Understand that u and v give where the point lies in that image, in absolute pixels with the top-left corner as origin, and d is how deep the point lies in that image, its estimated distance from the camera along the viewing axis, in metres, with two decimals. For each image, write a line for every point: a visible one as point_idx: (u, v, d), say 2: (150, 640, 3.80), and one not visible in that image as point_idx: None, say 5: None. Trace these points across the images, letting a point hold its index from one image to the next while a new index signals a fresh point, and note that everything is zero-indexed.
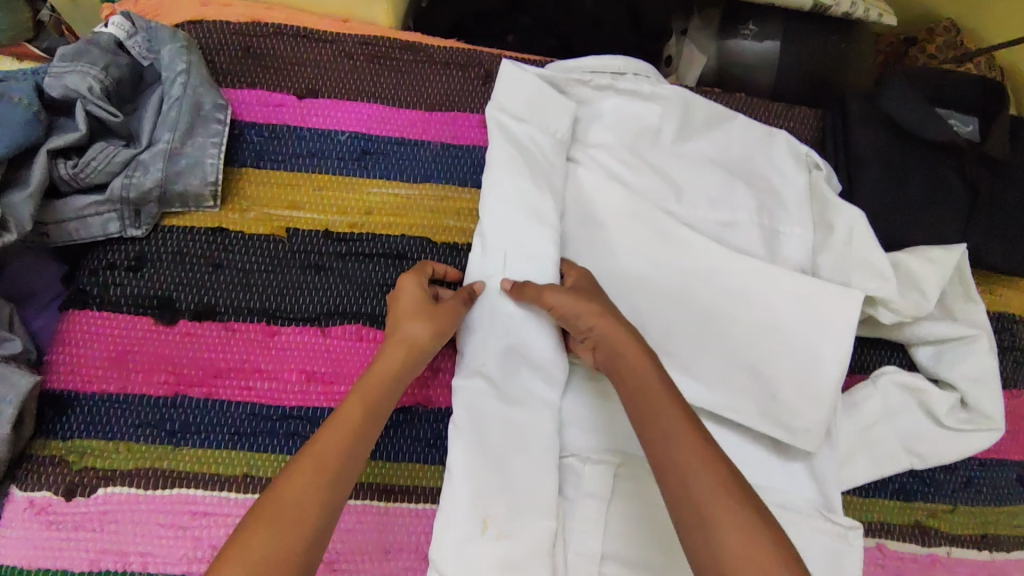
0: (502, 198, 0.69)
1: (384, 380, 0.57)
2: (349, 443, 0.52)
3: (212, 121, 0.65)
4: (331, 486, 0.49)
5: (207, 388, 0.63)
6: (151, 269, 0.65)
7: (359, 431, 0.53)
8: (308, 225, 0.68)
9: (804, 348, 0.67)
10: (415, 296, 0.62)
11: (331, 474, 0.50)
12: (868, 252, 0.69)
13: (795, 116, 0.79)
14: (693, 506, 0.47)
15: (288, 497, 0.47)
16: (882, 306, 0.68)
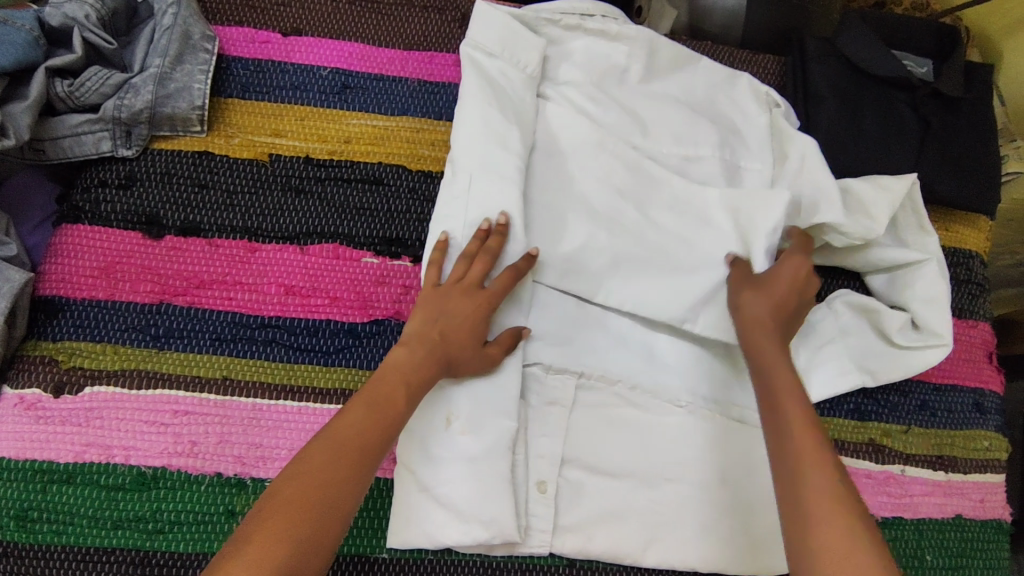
0: (474, 120, 0.71)
1: (417, 370, 0.58)
2: (379, 426, 0.53)
3: (200, 50, 0.70)
4: (359, 471, 0.51)
5: (190, 297, 0.66)
6: (140, 188, 0.69)
7: (389, 418, 0.54)
8: (290, 152, 0.72)
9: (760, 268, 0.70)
10: (479, 305, 0.62)
11: (360, 463, 0.51)
12: (820, 177, 0.71)
13: (758, 62, 0.83)
14: (800, 486, 0.50)
15: (319, 484, 0.49)
16: (832, 231, 0.71)
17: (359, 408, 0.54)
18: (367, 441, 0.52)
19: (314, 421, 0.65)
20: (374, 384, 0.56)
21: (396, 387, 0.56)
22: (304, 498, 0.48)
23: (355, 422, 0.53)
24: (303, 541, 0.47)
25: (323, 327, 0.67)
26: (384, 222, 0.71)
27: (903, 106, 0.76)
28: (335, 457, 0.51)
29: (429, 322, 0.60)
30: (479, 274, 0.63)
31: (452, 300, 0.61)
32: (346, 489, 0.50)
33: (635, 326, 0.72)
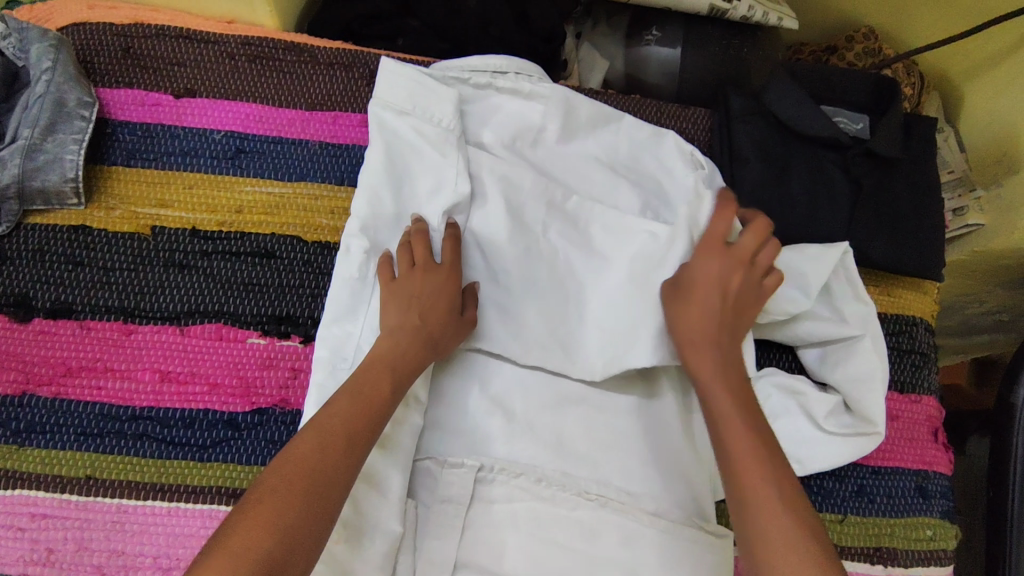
0: (374, 194, 0.67)
1: (405, 356, 0.58)
2: (369, 411, 0.54)
3: (76, 118, 0.65)
4: (351, 452, 0.51)
5: (56, 387, 0.62)
6: (9, 266, 0.64)
7: (378, 403, 0.55)
8: (175, 223, 0.68)
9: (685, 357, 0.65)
10: (445, 277, 0.62)
11: (352, 446, 0.51)
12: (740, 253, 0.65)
13: (688, 116, 0.79)
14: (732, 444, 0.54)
15: (315, 466, 0.49)
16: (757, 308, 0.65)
17: (345, 399, 0.54)
18: (357, 428, 0.52)
19: (184, 523, 0.60)
20: (363, 375, 0.56)
21: (383, 377, 0.57)
22: (294, 478, 0.48)
23: (345, 410, 0.53)
24: (295, 525, 0.46)
25: (200, 418, 0.62)
26: (272, 299, 0.66)
27: (834, 167, 0.71)
28: (324, 445, 0.50)
29: (405, 307, 0.60)
30: (428, 253, 0.63)
31: (420, 282, 0.62)
32: (338, 474, 0.50)
33: (544, 410, 0.65)
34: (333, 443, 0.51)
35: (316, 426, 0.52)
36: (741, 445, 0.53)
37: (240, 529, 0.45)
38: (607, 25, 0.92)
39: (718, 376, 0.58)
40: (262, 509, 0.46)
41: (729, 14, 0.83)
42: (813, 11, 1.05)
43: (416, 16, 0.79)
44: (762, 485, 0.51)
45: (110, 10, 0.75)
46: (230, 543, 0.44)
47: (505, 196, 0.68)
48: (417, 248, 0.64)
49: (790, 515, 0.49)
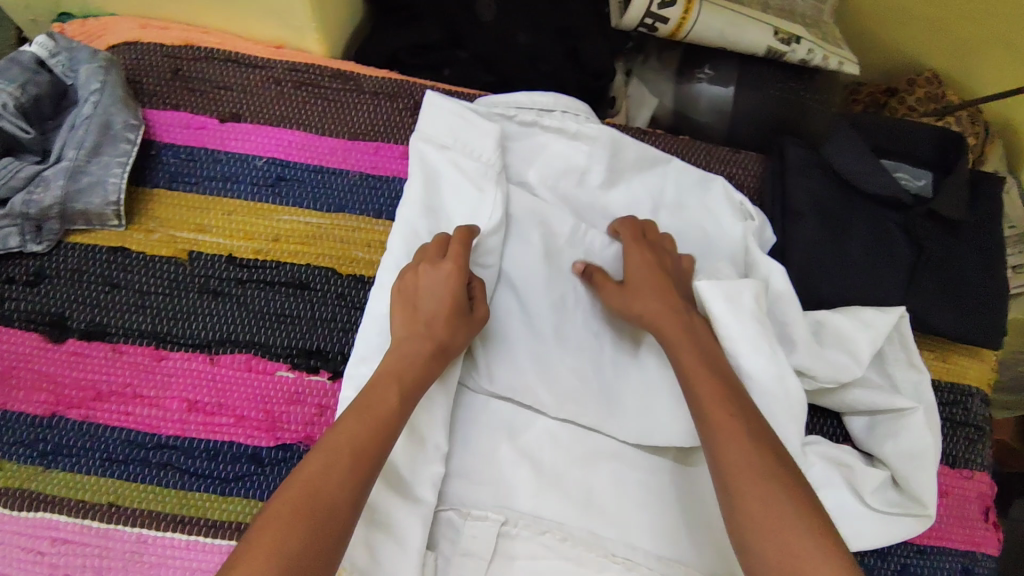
0: (411, 231, 0.65)
1: (414, 365, 0.56)
2: (377, 429, 0.50)
3: (121, 140, 0.66)
4: (359, 474, 0.48)
5: (85, 410, 0.62)
6: (48, 285, 0.64)
7: (387, 421, 0.51)
8: (212, 249, 0.67)
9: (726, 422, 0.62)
10: (452, 271, 0.59)
11: (360, 466, 0.48)
12: (789, 314, 0.62)
13: (738, 162, 0.76)
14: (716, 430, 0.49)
15: (321, 490, 0.46)
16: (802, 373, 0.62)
17: (350, 417, 0.50)
18: (365, 449, 0.49)
19: (200, 557, 0.58)
20: (369, 390, 0.53)
21: (388, 389, 0.53)
22: (300, 505, 0.45)
23: (354, 430, 0.49)
24: (300, 555, 0.43)
25: (224, 451, 0.61)
26: (303, 332, 0.65)
27: (892, 226, 0.67)
28: (329, 467, 0.47)
29: (411, 312, 0.58)
30: (437, 251, 0.61)
31: (425, 282, 0.59)
32: (344, 498, 0.46)
33: (574, 463, 0.63)
34: (340, 465, 0.47)
35: (322, 448, 0.48)
36: (708, 398, 0.51)
37: (242, 562, 0.42)
38: (658, 61, 0.90)
39: (690, 349, 0.56)
40: (265, 539, 0.43)
41: (787, 56, 0.80)
42: (873, 52, 1.01)
43: (464, 48, 0.77)
44: (739, 450, 0.48)
45: (162, 31, 0.75)
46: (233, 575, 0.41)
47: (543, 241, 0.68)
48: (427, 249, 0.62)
49: (775, 485, 0.46)
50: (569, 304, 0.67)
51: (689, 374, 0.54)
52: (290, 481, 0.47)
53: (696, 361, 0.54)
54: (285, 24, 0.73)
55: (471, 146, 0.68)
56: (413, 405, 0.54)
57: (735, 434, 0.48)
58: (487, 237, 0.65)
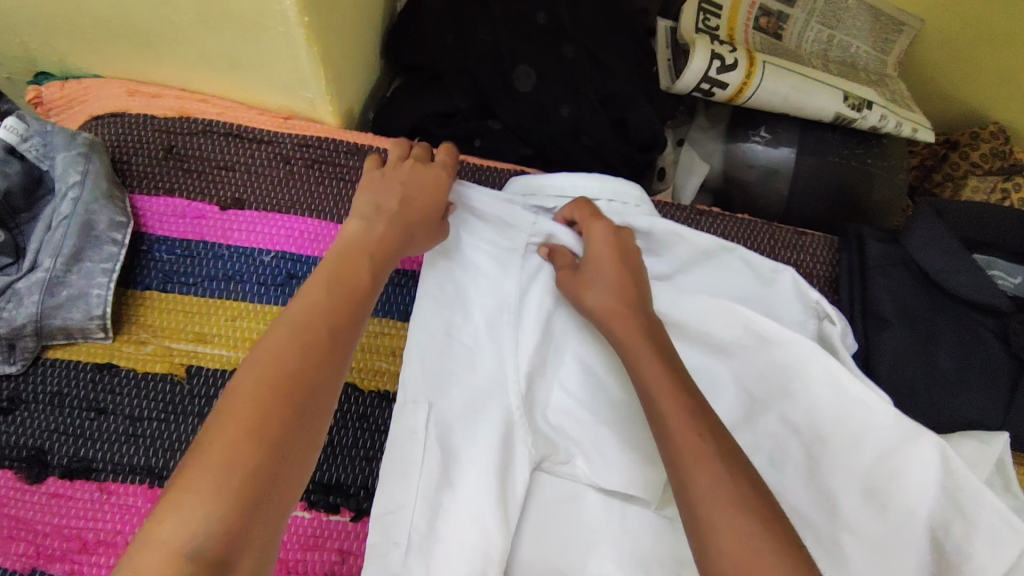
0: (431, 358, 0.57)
1: (382, 242, 0.50)
2: (345, 299, 0.45)
3: (105, 242, 0.57)
4: (331, 355, 0.42)
5: (69, 564, 0.53)
6: (24, 413, 0.56)
7: (354, 291, 0.46)
8: (214, 363, 0.58)
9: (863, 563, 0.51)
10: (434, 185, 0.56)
11: (333, 340, 0.42)
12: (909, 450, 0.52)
13: (805, 245, 0.68)
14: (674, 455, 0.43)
15: (287, 370, 0.39)
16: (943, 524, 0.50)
17: (319, 289, 0.44)
18: (335, 323, 0.43)
19: None
20: (338, 260, 0.48)
21: (360, 266, 0.48)
22: (268, 394, 0.38)
23: (321, 302, 0.44)
24: (279, 439, 0.37)
25: None
26: (320, 463, 0.57)
27: (992, 338, 0.59)
28: (303, 349, 0.41)
29: (391, 193, 0.54)
30: (420, 155, 0.58)
31: (401, 180, 0.55)
32: (325, 379, 0.41)
33: None
34: (306, 339, 0.41)
35: (280, 327, 0.42)
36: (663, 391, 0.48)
37: (209, 447, 0.35)
38: (706, 118, 0.82)
39: (652, 353, 0.51)
40: (229, 428, 0.36)
41: (857, 123, 0.72)
42: (931, 100, 0.93)
43: (497, 117, 0.68)
44: (702, 468, 0.42)
45: (153, 99, 0.66)
46: (203, 464, 0.35)
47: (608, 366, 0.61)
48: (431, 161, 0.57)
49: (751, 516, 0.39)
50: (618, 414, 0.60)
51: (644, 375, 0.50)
52: (243, 369, 0.39)
53: (659, 361, 0.50)
54: (294, 94, 0.64)
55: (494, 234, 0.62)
56: (382, 284, 0.50)
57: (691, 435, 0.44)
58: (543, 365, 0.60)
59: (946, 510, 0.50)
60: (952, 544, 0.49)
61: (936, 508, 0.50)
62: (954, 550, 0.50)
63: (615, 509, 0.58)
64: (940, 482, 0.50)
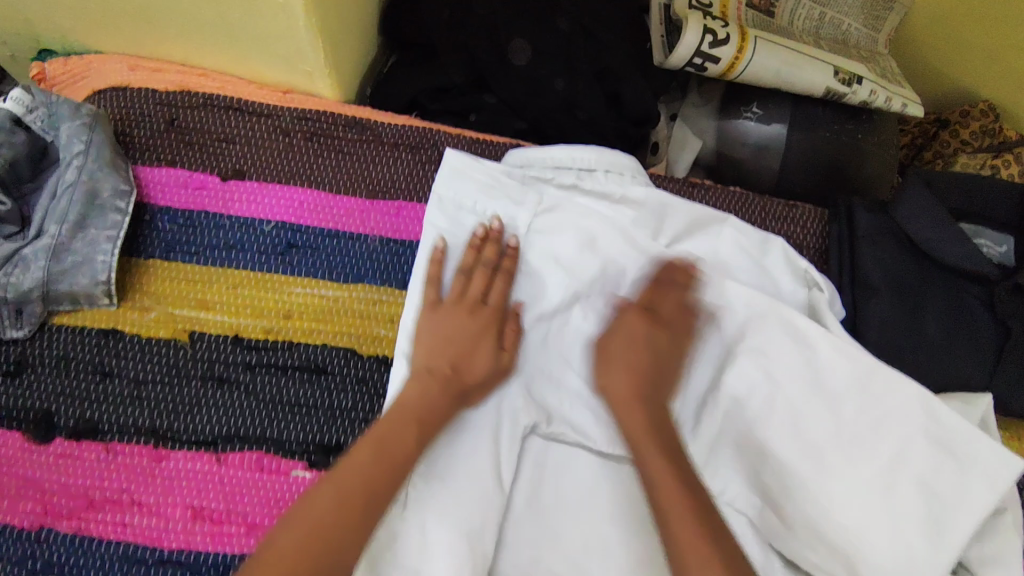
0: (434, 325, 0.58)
1: (429, 407, 0.54)
2: (390, 478, 0.49)
3: (110, 211, 0.58)
4: (368, 514, 0.47)
5: (78, 520, 0.55)
6: (30, 375, 0.57)
7: (399, 459, 0.50)
8: (216, 329, 0.60)
9: (852, 513, 0.54)
10: (482, 320, 0.59)
11: (371, 498, 0.48)
12: (896, 403, 0.54)
13: (795, 218, 0.69)
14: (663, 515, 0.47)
15: (324, 525, 0.45)
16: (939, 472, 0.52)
17: (366, 451, 0.50)
18: (379, 480, 0.49)
19: None
20: (383, 427, 0.52)
21: (407, 432, 0.52)
22: (307, 543, 0.44)
23: (364, 465, 0.49)
24: None
25: (236, 566, 0.54)
26: (321, 425, 0.59)
27: (977, 305, 0.61)
28: (341, 503, 0.47)
29: (436, 350, 0.57)
30: (478, 290, 0.59)
31: (449, 321, 0.58)
32: (346, 538, 0.45)
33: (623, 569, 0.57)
34: (347, 499, 0.47)
35: (331, 478, 0.48)
36: (658, 466, 0.50)
37: None
38: (699, 95, 0.83)
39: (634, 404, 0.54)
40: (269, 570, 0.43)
41: (847, 98, 0.73)
42: (924, 79, 0.94)
43: (493, 92, 0.70)
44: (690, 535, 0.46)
45: (155, 74, 0.67)
46: None
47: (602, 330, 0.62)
48: (473, 281, 0.59)
49: None
50: None
51: (643, 453, 0.51)
52: (292, 518, 0.46)
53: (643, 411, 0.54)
54: (294, 69, 0.66)
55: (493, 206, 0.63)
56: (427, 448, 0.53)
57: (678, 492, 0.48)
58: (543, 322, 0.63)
59: (937, 458, 0.53)
60: (941, 492, 0.52)
61: (925, 454, 0.53)
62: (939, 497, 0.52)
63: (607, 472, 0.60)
64: (924, 431, 0.53)
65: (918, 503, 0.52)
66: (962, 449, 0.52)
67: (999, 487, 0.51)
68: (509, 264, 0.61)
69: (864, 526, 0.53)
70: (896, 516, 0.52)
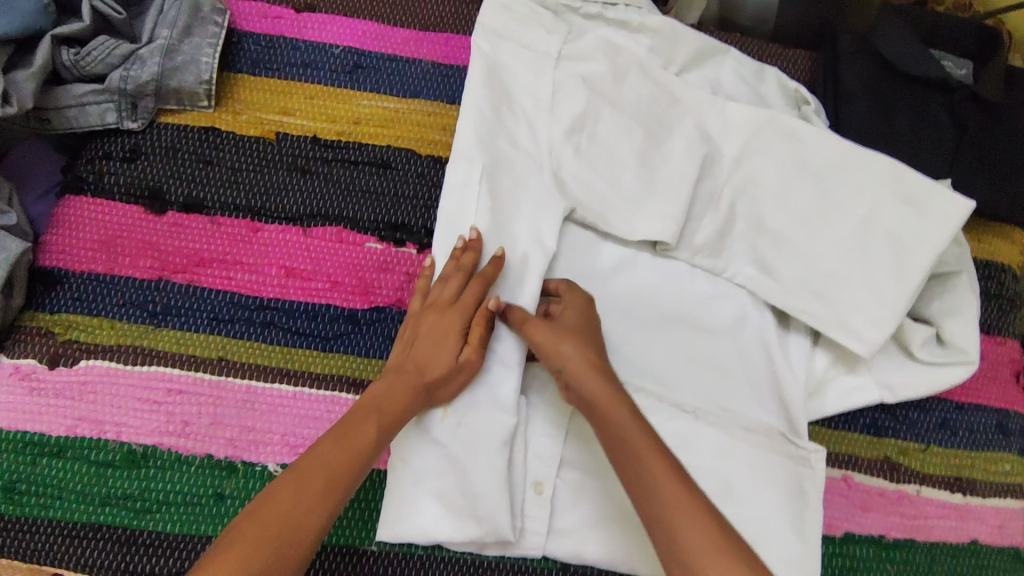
0: (483, 133, 0.68)
1: (399, 403, 0.58)
2: (352, 470, 0.54)
3: (210, 24, 0.69)
4: (317, 508, 0.51)
5: (189, 275, 0.65)
6: (145, 161, 0.67)
7: (362, 451, 0.55)
8: (298, 131, 0.71)
9: (831, 262, 0.66)
10: (452, 319, 0.61)
11: (332, 488, 0.52)
12: (872, 174, 0.66)
13: (787, 57, 0.80)
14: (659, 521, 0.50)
15: (292, 515, 0.50)
16: (902, 228, 0.64)
17: (330, 443, 0.55)
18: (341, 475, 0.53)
19: (310, 407, 0.63)
20: (353, 416, 0.57)
21: (369, 424, 0.56)
22: (264, 530, 0.49)
23: (327, 454, 0.54)
24: None
25: (324, 311, 0.66)
26: (388, 207, 0.69)
27: (941, 111, 0.72)
28: (298, 493, 0.51)
29: (409, 350, 0.61)
30: (456, 288, 0.62)
31: (427, 323, 0.61)
32: (299, 526, 0.50)
33: (639, 325, 0.69)
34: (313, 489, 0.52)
35: (299, 470, 0.53)
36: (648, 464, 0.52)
37: None
38: None
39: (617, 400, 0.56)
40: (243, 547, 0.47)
41: None
42: None
43: None
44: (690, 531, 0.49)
45: None
46: None
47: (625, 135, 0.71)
48: (449, 283, 0.62)
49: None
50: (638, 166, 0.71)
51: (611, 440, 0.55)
52: (263, 498, 0.51)
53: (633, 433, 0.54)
54: None
55: (527, 37, 0.72)
56: (391, 438, 0.57)
57: (677, 508, 0.50)
58: (573, 129, 0.70)
59: (905, 210, 0.64)
60: (906, 235, 0.64)
61: (897, 208, 0.64)
62: (904, 243, 0.64)
63: (627, 258, 0.71)
64: (892, 190, 0.65)
65: (887, 247, 0.64)
66: (923, 200, 0.64)
67: (951, 224, 0.63)
68: (483, 270, 0.62)
69: (840, 270, 0.66)
70: (868, 261, 0.65)
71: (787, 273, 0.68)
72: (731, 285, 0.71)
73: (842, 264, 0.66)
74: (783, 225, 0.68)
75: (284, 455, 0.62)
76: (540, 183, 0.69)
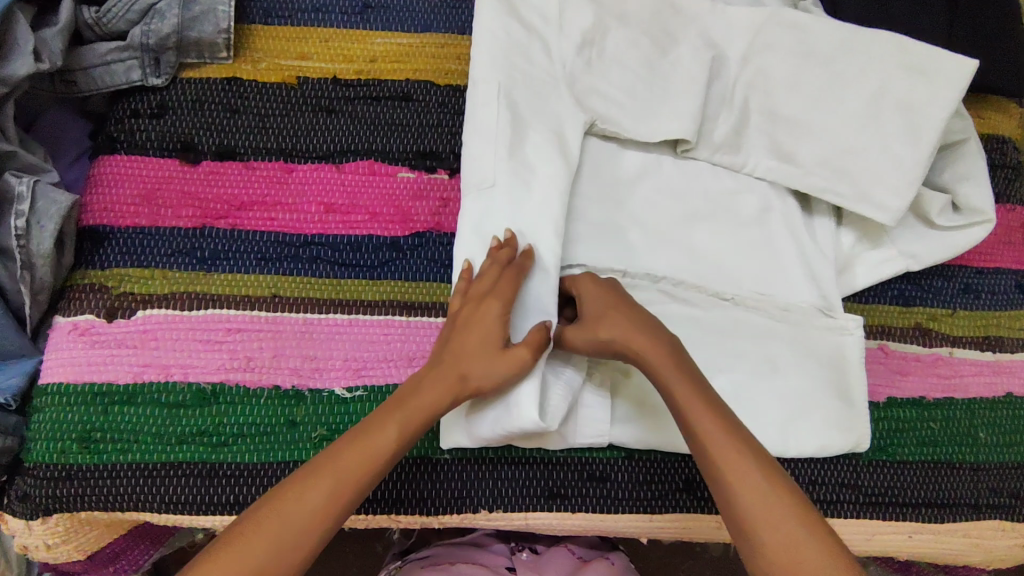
0: (499, 53, 0.70)
1: (432, 401, 0.57)
2: (360, 474, 0.54)
3: None
4: (327, 504, 0.53)
5: (232, 219, 0.67)
6: (172, 115, 0.68)
7: (373, 456, 0.55)
8: (318, 73, 0.72)
9: (847, 141, 0.70)
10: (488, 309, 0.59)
11: (339, 496, 0.53)
12: (876, 54, 0.69)
13: None
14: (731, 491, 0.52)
15: (290, 518, 0.51)
16: (910, 100, 0.68)
17: (348, 441, 0.55)
18: (345, 486, 0.53)
19: (367, 331, 0.66)
20: (379, 413, 0.57)
21: (392, 419, 0.56)
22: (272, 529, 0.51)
23: (341, 453, 0.54)
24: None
25: (366, 242, 0.68)
26: (415, 137, 0.71)
27: None
28: (310, 487, 0.53)
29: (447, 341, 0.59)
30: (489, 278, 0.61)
31: (467, 316, 0.60)
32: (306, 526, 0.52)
33: (671, 224, 0.71)
34: (316, 493, 0.53)
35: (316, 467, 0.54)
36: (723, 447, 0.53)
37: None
38: None
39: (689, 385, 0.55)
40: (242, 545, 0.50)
41: None
42: None
43: None
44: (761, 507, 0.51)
45: None
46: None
47: (634, 42, 0.72)
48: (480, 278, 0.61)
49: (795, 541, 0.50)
50: (650, 72, 0.72)
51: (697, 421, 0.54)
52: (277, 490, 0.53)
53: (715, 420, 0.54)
54: None
55: None
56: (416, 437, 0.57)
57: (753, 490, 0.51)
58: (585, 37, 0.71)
59: (913, 80, 0.68)
60: (915, 106, 0.68)
61: (905, 80, 0.69)
62: (914, 112, 0.68)
63: (650, 162, 0.73)
64: (898, 65, 0.69)
65: (897, 118, 0.69)
66: (930, 69, 0.68)
67: (956, 87, 0.68)
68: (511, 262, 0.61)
69: (854, 146, 0.70)
70: (881, 135, 0.69)
71: (807, 155, 0.71)
72: (751, 179, 0.73)
73: (855, 143, 0.70)
74: (798, 113, 0.71)
75: (349, 380, 0.64)
76: (558, 97, 0.70)
